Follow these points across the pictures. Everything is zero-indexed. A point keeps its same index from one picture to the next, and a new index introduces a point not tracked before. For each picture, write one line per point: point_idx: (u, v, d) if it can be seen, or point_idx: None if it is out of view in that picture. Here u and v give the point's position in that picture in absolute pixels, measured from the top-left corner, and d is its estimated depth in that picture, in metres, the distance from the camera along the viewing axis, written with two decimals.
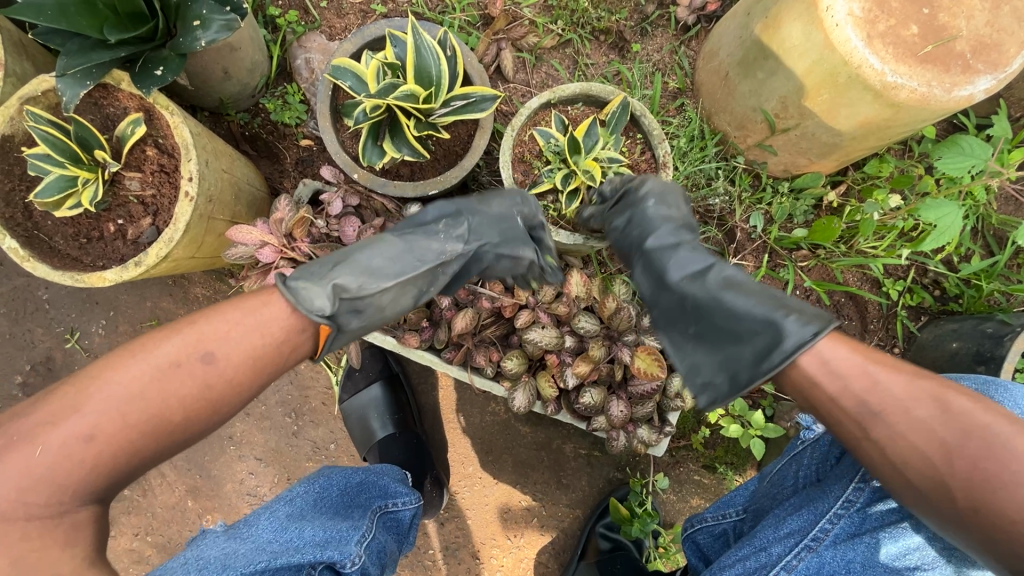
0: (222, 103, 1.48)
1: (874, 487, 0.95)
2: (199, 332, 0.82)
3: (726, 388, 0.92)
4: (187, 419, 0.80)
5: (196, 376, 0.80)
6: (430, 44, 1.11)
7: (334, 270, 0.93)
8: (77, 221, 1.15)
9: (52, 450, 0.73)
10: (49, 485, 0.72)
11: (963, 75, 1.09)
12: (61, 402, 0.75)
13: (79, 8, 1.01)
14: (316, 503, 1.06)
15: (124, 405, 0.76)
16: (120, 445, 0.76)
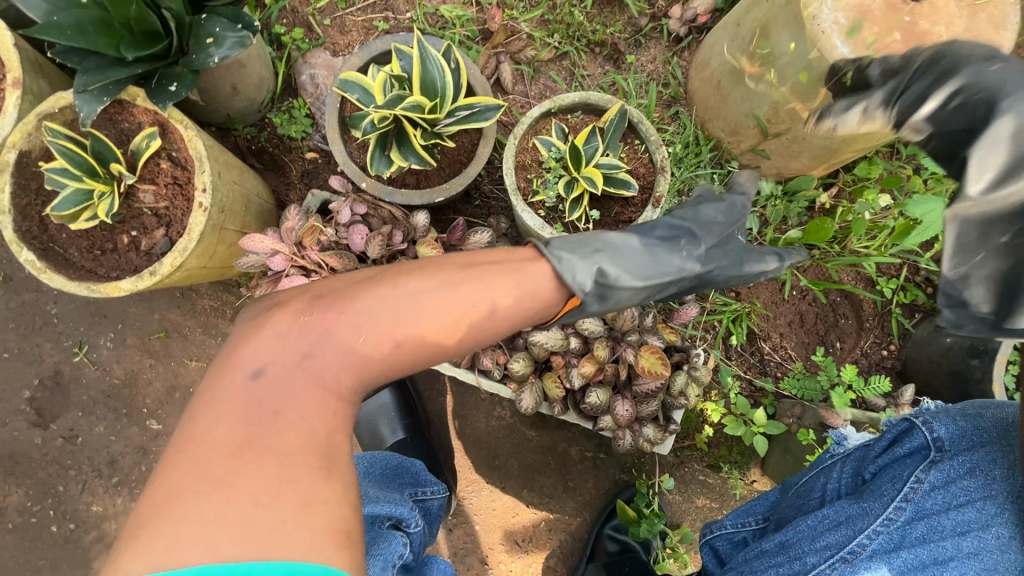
0: (230, 118, 1.52)
1: (918, 505, 0.91)
2: (489, 278, 0.77)
3: (1010, 310, 0.90)
4: (455, 350, 0.76)
5: (478, 318, 0.75)
6: (435, 57, 1.15)
7: (598, 253, 0.91)
8: (92, 234, 1.18)
9: (325, 345, 0.68)
10: (350, 372, 0.68)
11: None
12: (335, 305, 0.71)
13: (97, 28, 1.05)
14: (366, 475, 1.10)
15: (423, 321, 0.72)
16: (378, 360, 0.70)
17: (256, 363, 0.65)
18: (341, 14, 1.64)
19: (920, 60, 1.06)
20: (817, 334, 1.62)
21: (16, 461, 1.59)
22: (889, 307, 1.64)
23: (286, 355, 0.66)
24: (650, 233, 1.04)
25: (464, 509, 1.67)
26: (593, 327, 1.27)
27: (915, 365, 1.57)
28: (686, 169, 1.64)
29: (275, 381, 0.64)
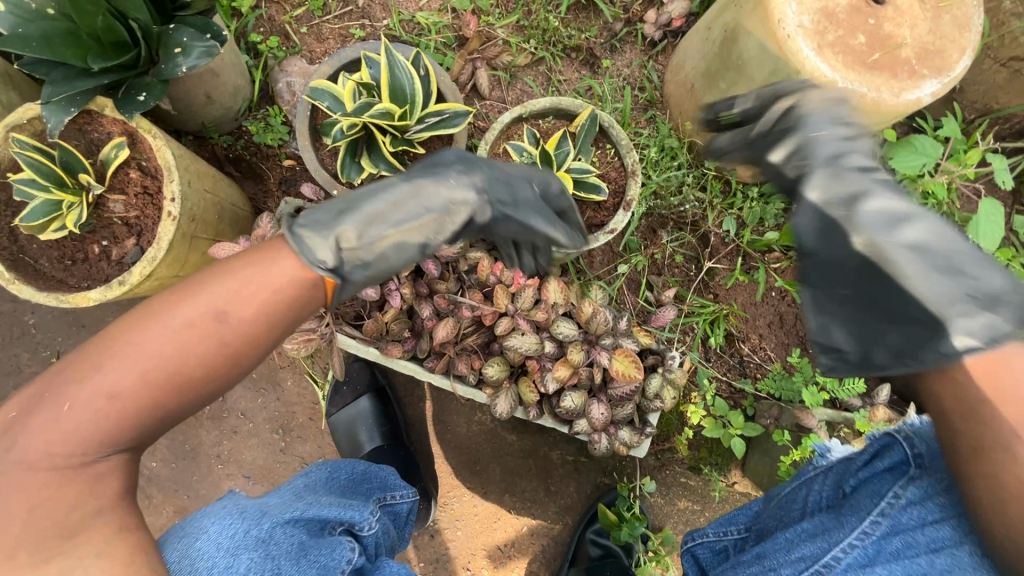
0: (206, 126, 1.52)
1: (894, 520, 0.86)
2: (212, 294, 0.74)
3: (853, 363, 0.87)
4: (213, 371, 0.74)
5: (214, 336, 0.72)
6: (403, 64, 1.16)
7: (339, 218, 0.88)
8: (63, 244, 1.18)
9: (78, 402, 0.68)
10: (70, 439, 0.67)
11: (909, 80, 1.16)
12: (84, 357, 0.70)
13: (64, 39, 1.05)
14: (327, 481, 1.08)
15: (159, 356, 0.70)
16: (143, 402, 0.70)
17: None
18: (318, 22, 1.66)
19: (774, 106, 0.97)
20: (797, 335, 1.62)
21: None
22: None
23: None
24: (432, 167, 1.02)
25: (446, 514, 1.67)
26: (568, 331, 1.29)
27: None
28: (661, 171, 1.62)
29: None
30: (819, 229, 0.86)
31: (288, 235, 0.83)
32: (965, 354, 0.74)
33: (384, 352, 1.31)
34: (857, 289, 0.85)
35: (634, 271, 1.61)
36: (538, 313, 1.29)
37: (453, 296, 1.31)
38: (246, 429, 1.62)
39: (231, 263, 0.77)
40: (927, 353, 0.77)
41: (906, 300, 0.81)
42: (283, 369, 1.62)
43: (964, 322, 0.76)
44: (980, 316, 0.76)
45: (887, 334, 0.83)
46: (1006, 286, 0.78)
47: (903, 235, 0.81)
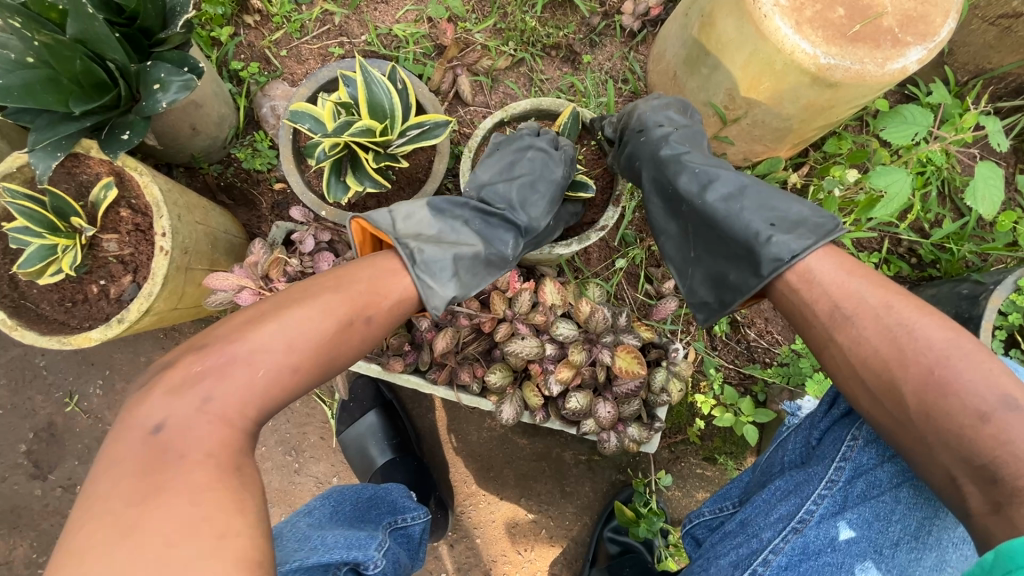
0: (194, 157, 1.54)
1: (856, 463, 0.94)
2: (370, 290, 0.89)
3: (718, 306, 1.05)
4: (350, 358, 0.87)
5: (366, 330, 0.87)
6: (380, 80, 1.16)
7: (451, 269, 0.99)
8: (62, 286, 1.20)
9: (252, 373, 0.75)
10: (258, 400, 0.75)
11: (893, 49, 1.14)
12: (259, 333, 0.78)
13: (45, 85, 1.05)
14: (333, 515, 1.09)
15: (324, 335, 0.82)
16: (294, 379, 0.80)
17: (156, 419, 0.70)
18: (297, 44, 1.67)
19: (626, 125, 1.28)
20: None
21: (18, 514, 1.61)
22: None
23: (172, 403, 0.70)
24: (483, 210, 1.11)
25: (464, 523, 1.66)
26: (568, 331, 1.28)
27: None
28: None
29: (180, 430, 0.69)
30: (666, 214, 1.16)
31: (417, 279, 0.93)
32: (777, 271, 0.92)
33: (387, 367, 1.32)
34: (700, 246, 1.07)
35: (632, 265, 1.59)
36: (537, 316, 1.28)
37: (451, 306, 1.29)
38: (259, 453, 1.64)
39: (382, 268, 0.93)
40: (752, 281, 0.96)
41: (731, 242, 1.01)
42: None
43: (770, 247, 0.93)
44: (777, 240, 0.93)
45: (724, 273, 1.03)
46: (796, 216, 0.96)
47: (719, 195, 1.04)
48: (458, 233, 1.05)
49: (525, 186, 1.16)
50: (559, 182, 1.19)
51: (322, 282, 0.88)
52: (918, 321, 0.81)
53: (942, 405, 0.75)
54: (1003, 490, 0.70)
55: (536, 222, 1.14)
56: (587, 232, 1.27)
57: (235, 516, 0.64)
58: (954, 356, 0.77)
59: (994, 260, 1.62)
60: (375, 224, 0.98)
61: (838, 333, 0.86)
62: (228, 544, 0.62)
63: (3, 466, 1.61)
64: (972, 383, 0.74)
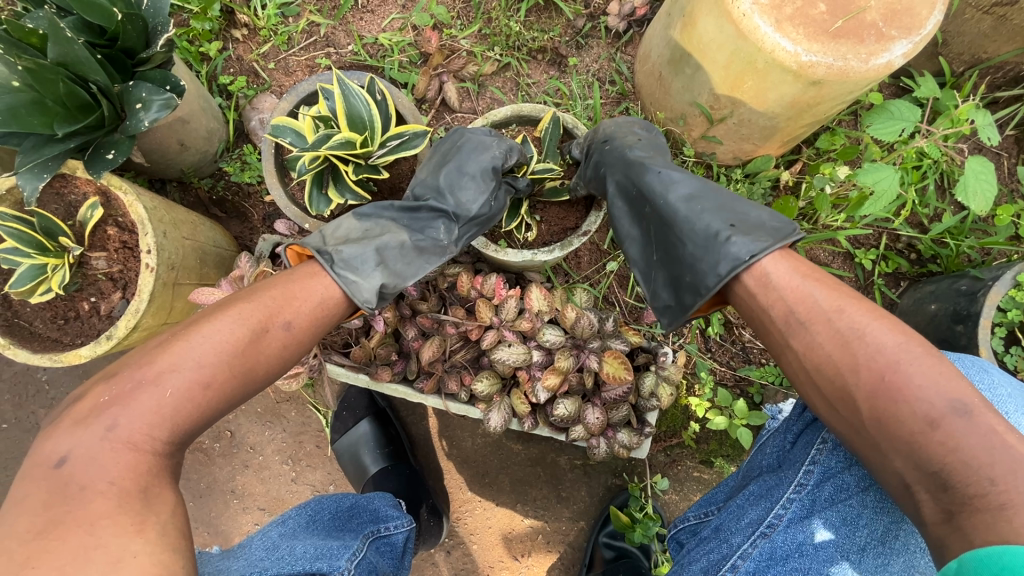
0: (185, 172, 1.56)
1: (825, 466, 0.92)
2: (278, 303, 0.97)
3: (678, 308, 1.03)
4: (267, 367, 0.95)
5: (278, 338, 0.96)
6: (358, 92, 1.17)
7: (375, 265, 1.08)
8: (54, 304, 1.22)
9: (168, 393, 0.84)
10: (167, 421, 0.84)
11: (878, 43, 1.11)
12: (171, 356, 0.87)
13: (30, 108, 1.07)
14: (308, 524, 1.10)
15: (236, 349, 0.91)
16: (212, 394, 0.88)
17: (60, 453, 0.78)
18: (285, 56, 1.68)
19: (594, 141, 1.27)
20: None
21: None
22: (871, 279, 1.66)
23: (88, 430, 0.79)
24: (411, 205, 1.19)
25: (460, 529, 1.67)
26: (554, 338, 1.28)
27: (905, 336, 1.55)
28: None
29: (81, 461, 0.77)
30: (629, 219, 1.15)
31: (337, 279, 1.03)
32: (737, 270, 0.91)
33: (375, 376, 1.31)
34: (662, 250, 1.07)
35: (623, 267, 1.57)
36: (523, 323, 1.28)
37: (436, 315, 1.31)
38: (257, 463, 1.65)
39: (293, 280, 1.02)
40: (710, 280, 0.94)
41: (690, 242, 0.99)
42: (285, 402, 1.64)
43: (730, 247, 0.93)
44: (737, 240, 0.93)
45: (683, 275, 1.01)
46: (759, 221, 0.97)
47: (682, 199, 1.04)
48: (382, 229, 1.13)
49: (451, 176, 1.21)
50: (491, 165, 1.21)
51: (229, 301, 0.97)
52: (869, 325, 0.81)
53: (894, 412, 0.75)
54: (953, 497, 0.69)
55: (466, 208, 1.19)
56: (571, 238, 1.26)
57: (133, 538, 0.73)
58: (904, 358, 0.77)
59: (997, 253, 1.58)
60: (304, 244, 1.07)
61: (792, 339, 0.86)
62: (125, 566, 0.71)
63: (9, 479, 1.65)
64: (923, 388, 0.74)
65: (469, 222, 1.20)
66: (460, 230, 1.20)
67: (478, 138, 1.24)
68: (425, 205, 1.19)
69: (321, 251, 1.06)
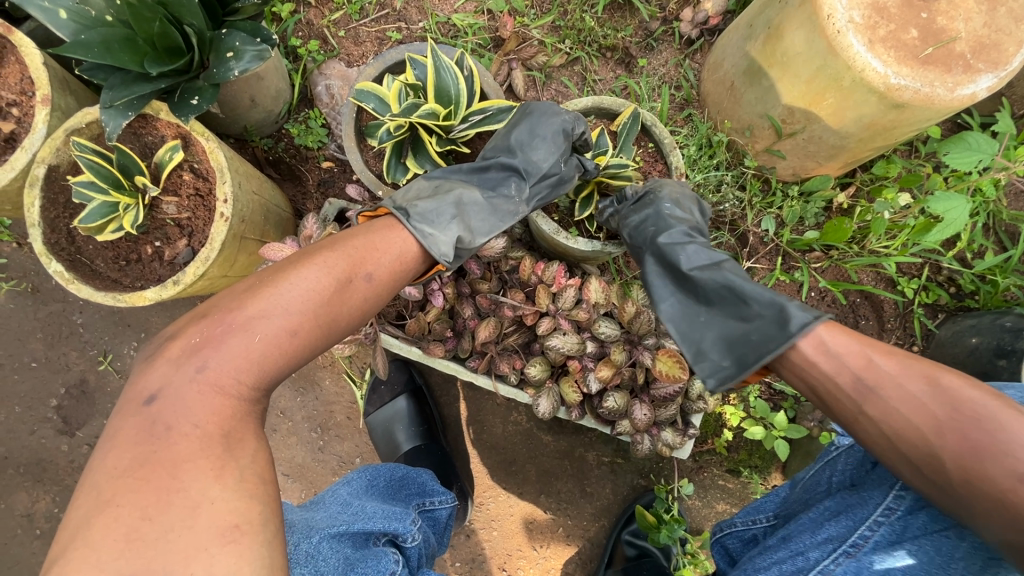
0: (248, 130, 1.55)
1: (917, 495, 0.90)
2: (360, 253, 0.89)
3: (734, 370, 1.01)
4: (348, 320, 0.86)
5: (362, 291, 0.87)
6: (448, 65, 1.17)
7: (450, 220, 1.03)
8: (118, 244, 1.21)
9: (258, 338, 0.76)
10: (253, 366, 0.75)
11: (964, 74, 1.13)
12: (261, 300, 0.78)
13: (122, 45, 1.07)
14: (368, 489, 1.11)
15: (325, 297, 0.82)
16: (303, 344, 0.80)
17: (150, 389, 0.71)
18: (356, 26, 1.67)
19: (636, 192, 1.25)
20: None
21: (44, 467, 1.62)
22: (910, 307, 1.68)
23: (179, 369, 0.73)
24: (481, 166, 1.16)
25: (482, 515, 1.66)
26: (610, 331, 1.28)
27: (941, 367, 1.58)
28: (700, 169, 1.61)
29: (169, 401, 0.70)
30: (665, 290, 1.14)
31: (413, 231, 0.97)
32: (806, 331, 0.92)
33: (426, 351, 1.31)
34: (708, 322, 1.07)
35: None
36: (580, 313, 1.28)
37: (494, 296, 1.32)
38: (285, 428, 1.64)
39: (374, 231, 0.95)
40: (778, 340, 0.95)
41: (749, 304, 1.01)
42: (321, 369, 1.63)
43: (792, 310, 0.96)
44: (796, 306, 0.96)
45: (741, 336, 1.01)
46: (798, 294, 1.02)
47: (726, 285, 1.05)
48: (452, 186, 1.10)
49: (521, 137, 1.19)
50: (562, 129, 1.20)
51: (311, 250, 0.87)
52: (942, 380, 0.83)
53: (981, 469, 0.75)
54: None
55: (536, 168, 1.17)
56: None
57: (212, 483, 0.66)
58: (983, 413, 0.78)
59: None
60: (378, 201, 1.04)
61: (866, 406, 0.86)
62: (200, 514, 0.64)
63: (32, 419, 1.62)
64: (1008, 442, 0.75)
65: (541, 181, 1.17)
66: (532, 191, 1.17)
67: (545, 105, 1.22)
68: (494, 171, 1.17)
69: (397, 206, 1.02)
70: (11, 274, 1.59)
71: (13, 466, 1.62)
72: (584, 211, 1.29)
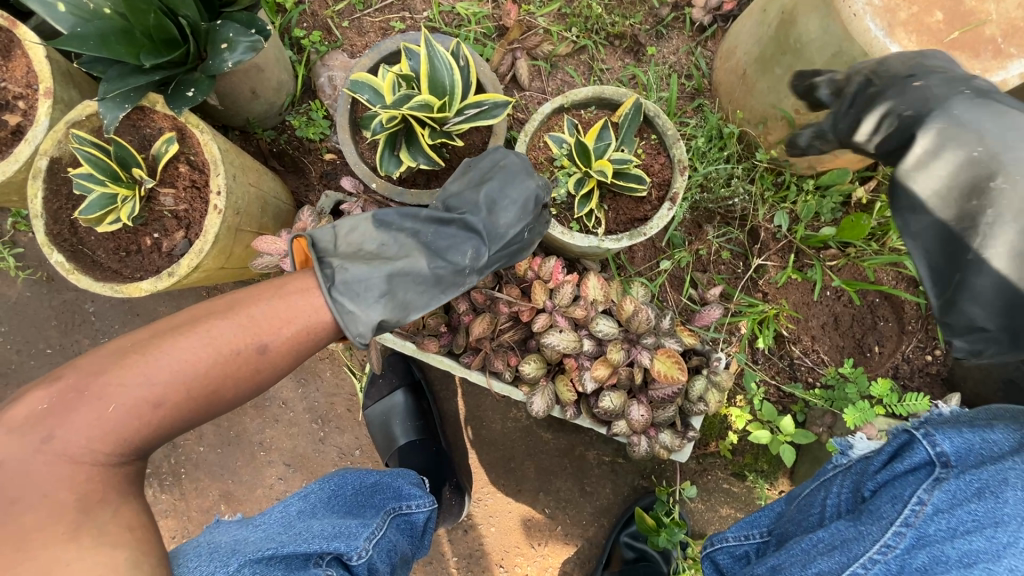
0: (250, 122, 1.56)
1: (919, 531, 0.83)
2: (260, 322, 0.87)
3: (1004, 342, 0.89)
4: (236, 391, 0.86)
5: (253, 361, 0.86)
6: (442, 55, 1.14)
7: (380, 295, 0.96)
8: (118, 236, 1.23)
9: (124, 408, 0.78)
10: (112, 436, 0.77)
11: (994, 59, 1.07)
12: (132, 367, 0.79)
13: (119, 37, 1.07)
14: (328, 501, 1.11)
15: (204, 368, 0.82)
16: (181, 412, 0.82)
17: None
18: (360, 16, 1.66)
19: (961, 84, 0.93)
20: (854, 337, 1.55)
21: None
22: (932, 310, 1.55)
23: (26, 439, 0.74)
24: (438, 221, 1.06)
25: (479, 510, 1.65)
26: (607, 329, 1.24)
27: (964, 371, 1.50)
28: (708, 163, 1.55)
29: (15, 472, 0.73)
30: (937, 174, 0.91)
31: (331, 307, 0.92)
32: None
33: (421, 346, 1.29)
34: (988, 227, 0.86)
35: (678, 268, 1.58)
36: (577, 310, 1.25)
37: (489, 292, 1.29)
38: (287, 418, 1.66)
39: (280, 295, 0.90)
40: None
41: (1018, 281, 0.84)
42: (321, 360, 1.64)
43: None
44: None
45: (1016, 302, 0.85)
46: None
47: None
48: (397, 250, 1.02)
49: (490, 198, 1.09)
50: (535, 197, 1.10)
51: (201, 314, 0.86)
52: None
53: None
54: None
55: (500, 234, 1.08)
56: (641, 229, 1.20)
57: (63, 548, 0.70)
58: None
59: None
60: (315, 237, 0.98)
61: None
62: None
63: None
64: None
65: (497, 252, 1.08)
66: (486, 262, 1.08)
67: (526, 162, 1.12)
68: (451, 233, 1.06)
69: (324, 266, 0.95)
70: (27, 264, 1.64)
71: None
72: (582, 206, 1.22)
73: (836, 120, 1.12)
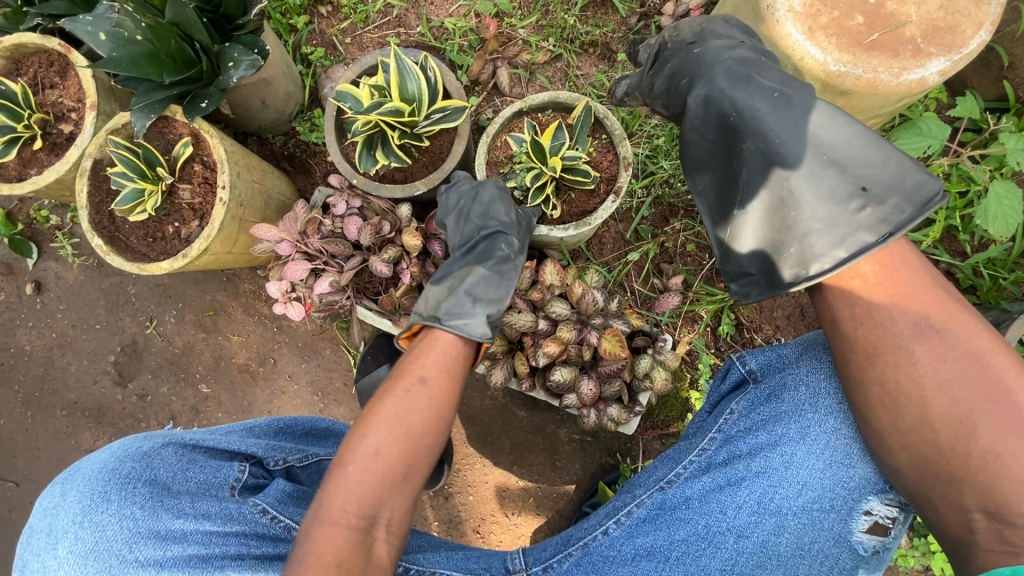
0: (263, 128, 1.79)
1: (726, 433, 1.20)
2: (410, 365, 1.11)
3: (762, 282, 1.12)
4: (426, 425, 1.05)
5: (421, 392, 1.07)
6: (411, 68, 1.32)
7: (475, 305, 1.20)
8: (146, 225, 1.46)
9: (357, 467, 1.00)
10: (354, 497, 0.98)
11: (913, 58, 1.13)
12: (354, 437, 1.04)
13: (146, 59, 1.28)
14: (277, 432, 1.43)
15: (395, 416, 1.04)
16: (396, 456, 1.02)
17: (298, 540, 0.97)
18: (361, 33, 1.86)
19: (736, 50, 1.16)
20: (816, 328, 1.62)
21: (103, 412, 1.95)
22: None
23: (310, 516, 0.98)
24: (467, 245, 1.30)
25: (459, 480, 1.80)
26: (561, 311, 1.37)
27: None
28: (673, 161, 1.64)
29: (307, 544, 0.95)
30: (708, 137, 1.16)
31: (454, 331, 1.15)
32: (803, 282, 1.04)
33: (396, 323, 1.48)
34: (744, 184, 1.10)
35: (643, 259, 1.68)
36: (534, 293, 1.38)
37: None
38: (292, 390, 1.89)
39: (413, 352, 1.14)
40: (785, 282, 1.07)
41: (773, 222, 1.08)
42: (321, 339, 1.87)
43: (813, 249, 1.03)
44: (813, 243, 1.03)
45: (769, 251, 1.09)
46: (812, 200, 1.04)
47: (781, 129, 1.06)
48: (460, 278, 1.25)
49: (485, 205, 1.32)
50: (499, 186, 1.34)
51: (382, 386, 1.10)
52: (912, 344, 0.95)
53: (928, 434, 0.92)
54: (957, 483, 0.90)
55: (512, 220, 1.32)
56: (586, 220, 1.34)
57: None
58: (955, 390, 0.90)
59: None
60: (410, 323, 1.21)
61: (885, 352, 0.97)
62: None
63: (95, 371, 1.95)
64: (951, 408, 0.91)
65: (520, 231, 1.32)
66: (518, 242, 1.31)
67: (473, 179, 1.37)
68: (478, 242, 1.30)
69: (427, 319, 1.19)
70: (82, 251, 1.93)
71: (80, 410, 1.96)
72: (533, 196, 1.35)
73: (642, 77, 1.33)
